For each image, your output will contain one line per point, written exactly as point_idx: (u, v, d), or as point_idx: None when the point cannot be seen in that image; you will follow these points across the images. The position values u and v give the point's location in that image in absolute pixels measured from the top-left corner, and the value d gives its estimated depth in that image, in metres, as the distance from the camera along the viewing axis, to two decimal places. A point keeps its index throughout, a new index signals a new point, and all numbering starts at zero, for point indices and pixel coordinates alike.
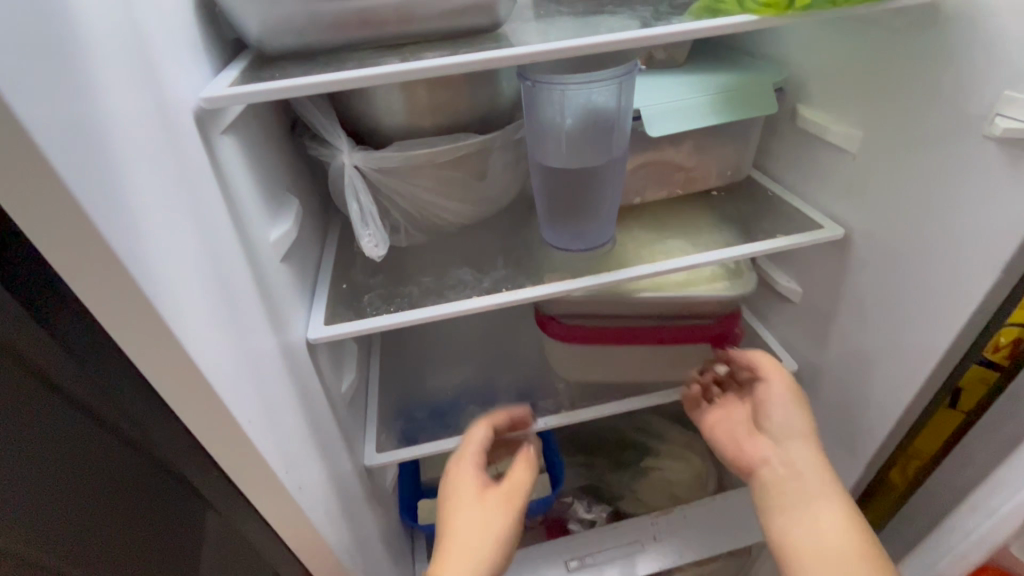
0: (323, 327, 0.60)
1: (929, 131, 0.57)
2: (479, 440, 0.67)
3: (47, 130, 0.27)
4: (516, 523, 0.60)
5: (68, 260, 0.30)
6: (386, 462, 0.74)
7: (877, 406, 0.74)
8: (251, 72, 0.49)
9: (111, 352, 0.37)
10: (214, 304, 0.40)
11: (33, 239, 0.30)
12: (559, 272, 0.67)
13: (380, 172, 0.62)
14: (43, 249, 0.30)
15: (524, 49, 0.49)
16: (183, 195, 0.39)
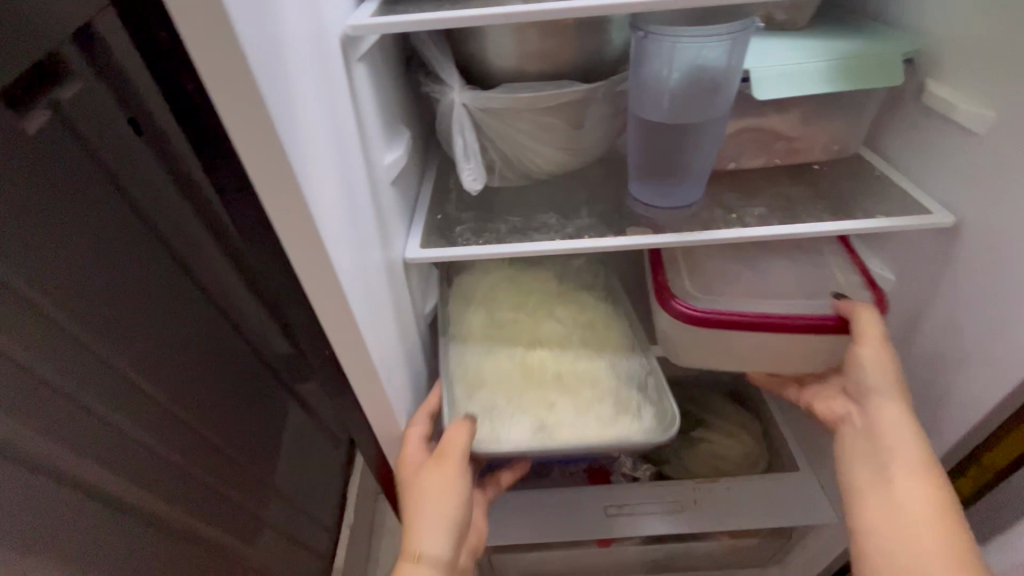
0: (419, 250, 0.67)
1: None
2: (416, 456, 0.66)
3: (249, 40, 0.33)
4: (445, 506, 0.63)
5: (247, 151, 0.37)
6: None
7: (956, 408, 0.71)
8: (388, 6, 0.54)
9: None
10: (343, 208, 0.47)
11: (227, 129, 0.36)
12: (641, 227, 0.69)
13: (484, 113, 0.66)
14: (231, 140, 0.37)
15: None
16: (328, 110, 0.45)
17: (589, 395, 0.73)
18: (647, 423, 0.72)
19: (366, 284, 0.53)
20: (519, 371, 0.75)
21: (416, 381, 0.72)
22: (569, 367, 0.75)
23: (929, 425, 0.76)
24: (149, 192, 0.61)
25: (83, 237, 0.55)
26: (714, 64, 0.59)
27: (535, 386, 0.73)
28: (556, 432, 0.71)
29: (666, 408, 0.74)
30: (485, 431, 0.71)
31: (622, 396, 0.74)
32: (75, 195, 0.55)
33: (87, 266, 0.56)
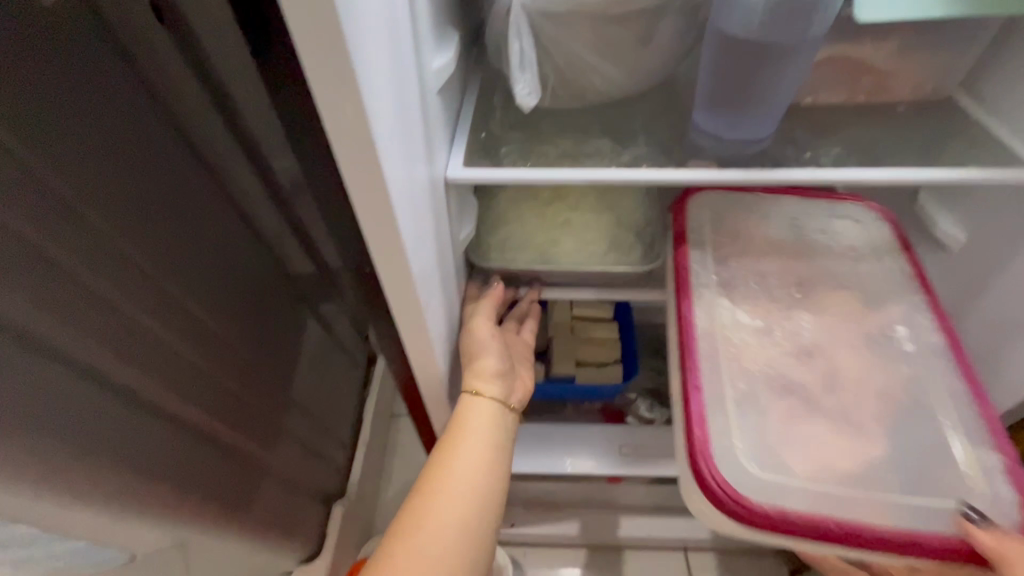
0: (461, 169, 0.62)
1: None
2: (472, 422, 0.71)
3: None
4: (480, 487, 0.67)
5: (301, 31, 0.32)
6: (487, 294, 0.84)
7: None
8: None
9: None
10: (395, 109, 0.43)
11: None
12: (702, 160, 0.64)
13: (545, 17, 0.59)
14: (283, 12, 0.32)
15: None
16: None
17: (589, 233, 0.82)
18: (636, 257, 0.81)
19: (415, 202, 0.49)
20: (532, 217, 0.84)
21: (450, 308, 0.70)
22: (573, 211, 0.85)
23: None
24: (207, 129, 0.59)
25: (136, 194, 0.51)
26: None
27: (544, 227, 0.83)
28: (556, 256, 0.81)
29: (658, 251, 0.83)
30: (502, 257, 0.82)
31: (620, 236, 0.83)
32: (144, 140, 0.52)
33: (149, 223, 0.52)
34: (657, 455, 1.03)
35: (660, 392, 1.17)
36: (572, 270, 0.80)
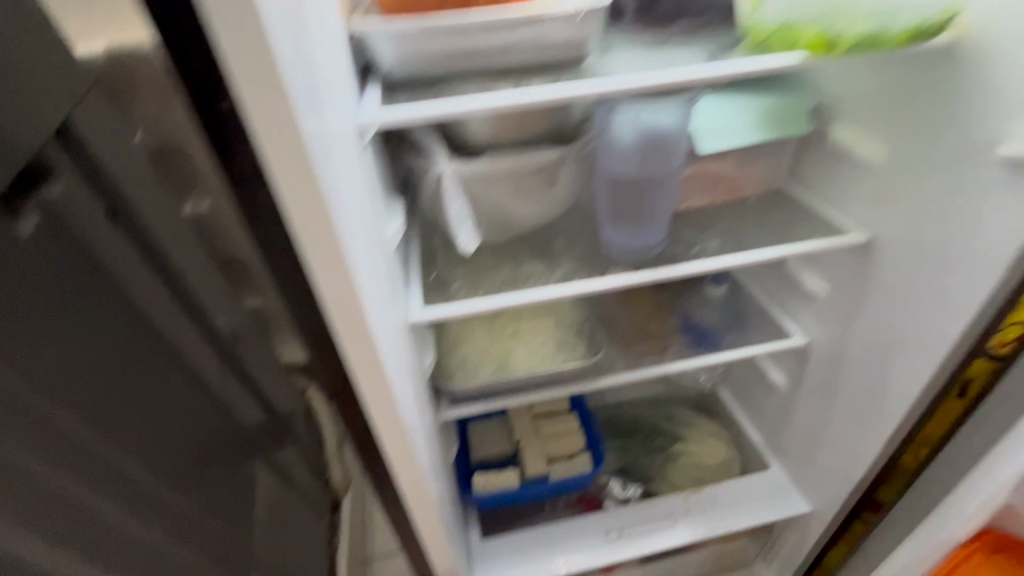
0: (422, 310, 0.71)
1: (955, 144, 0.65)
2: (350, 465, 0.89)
3: (314, 145, 0.37)
4: None
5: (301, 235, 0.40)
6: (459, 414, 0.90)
7: (900, 390, 0.81)
8: (387, 98, 0.60)
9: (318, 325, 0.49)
10: (375, 287, 0.52)
11: (295, 235, 0.40)
12: (618, 267, 0.78)
13: (473, 179, 0.72)
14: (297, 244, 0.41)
15: (607, 85, 0.59)
16: (356, 197, 0.49)
17: (538, 341, 0.93)
18: (581, 351, 0.93)
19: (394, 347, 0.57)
20: (486, 332, 0.93)
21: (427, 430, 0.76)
22: (521, 321, 0.95)
23: (885, 413, 0.85)
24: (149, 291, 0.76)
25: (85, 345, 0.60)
26: (665, 126, 0.69)
27: (498, 340, 0.92)
28: (514, 367, 0.90)
29: (596, 341, 0.95)
30: (468, 371, 0.89)
31: (566, 337, 0.94)
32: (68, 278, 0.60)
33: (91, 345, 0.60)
34: (643, 531, 1.07)
35: (631, 469, 1.23)
36: (532, 375, 0.89)
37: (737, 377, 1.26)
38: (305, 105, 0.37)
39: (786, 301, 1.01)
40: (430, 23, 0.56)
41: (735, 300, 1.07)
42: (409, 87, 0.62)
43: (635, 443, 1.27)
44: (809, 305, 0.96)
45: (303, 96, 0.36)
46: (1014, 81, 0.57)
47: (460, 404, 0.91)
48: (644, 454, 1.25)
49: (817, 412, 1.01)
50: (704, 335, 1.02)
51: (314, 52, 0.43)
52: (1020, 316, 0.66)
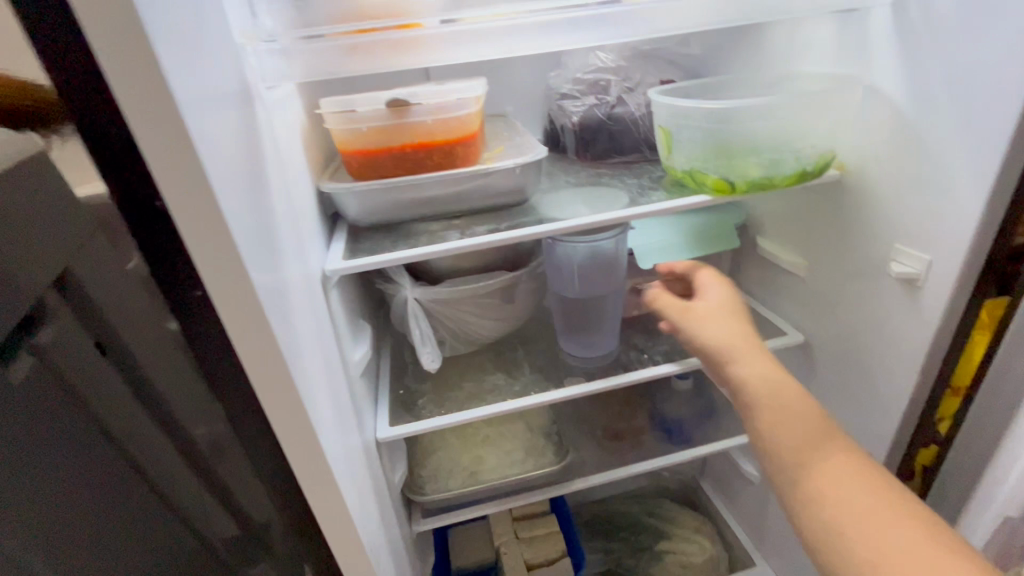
0: (388, 428, 0.75)
1: (861, 259, 0.73)
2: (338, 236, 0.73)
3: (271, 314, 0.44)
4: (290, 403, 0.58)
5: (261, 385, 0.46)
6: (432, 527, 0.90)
7: None
8: (352, 243, 0.68)
9: None
10: (334, 421, 0.57)
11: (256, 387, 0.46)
12: (575, 375, 0.84)
13: (434, 302, 0.79)
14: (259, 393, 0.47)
15: (545, 224, 0.68)
16: (314, 342, 0.55)
17: (508, 447, 0.95)
18: (550, 456, 0.95)
19: (354, 474, 0.61)
20: (457, 440, 0.96)
21: (396, 547, 0.77)
22: (492, 428, 0.98)
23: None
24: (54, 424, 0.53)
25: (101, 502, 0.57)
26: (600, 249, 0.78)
27: (469, 448, 0.95)
28: (485, 475, 0.92)
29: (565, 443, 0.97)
30: (439, 482, 0.90)
31: (535, 442, 0.97)
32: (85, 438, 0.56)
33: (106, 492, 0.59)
34: None
35: (616, 573, 1.20)
36: (502, 483, 0.90)
37: (716, 469, 1.27)
38: (265, 282, 0.44)
39: None
40: (387, 183, 0.66)
41: (702, 393, 1.11)
42: (373, 231, 0.71)
43: (618, 545, 1.24)
44: None
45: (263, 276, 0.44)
46: (891, 209, 0.67)
47: (433, 516, 0.92)
48: (629, 555, 1.22)
49: None
50: (672, 430, 1.05)
51: (277, 227, 0.51)
52: (947, 407, 0.72)
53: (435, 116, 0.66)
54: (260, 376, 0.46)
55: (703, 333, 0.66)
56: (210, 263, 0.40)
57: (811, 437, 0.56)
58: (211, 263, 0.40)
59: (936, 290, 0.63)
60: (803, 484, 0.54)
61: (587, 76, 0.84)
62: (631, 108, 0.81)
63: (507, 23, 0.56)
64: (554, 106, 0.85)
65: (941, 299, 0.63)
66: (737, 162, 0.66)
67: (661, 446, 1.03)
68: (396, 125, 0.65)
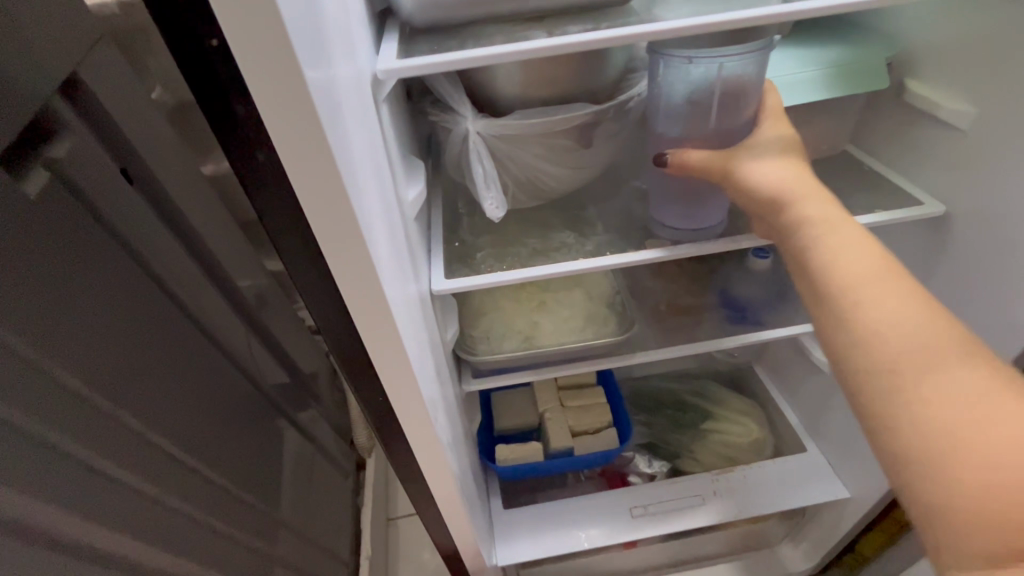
0: (444, 281, 0.67)
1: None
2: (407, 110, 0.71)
3: (319, 94, 0.32)
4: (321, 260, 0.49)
5: (309, 199, 0.36)
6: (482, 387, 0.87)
7: None
8: (406, 44, 0.54)
9: (329, 306, 0.45)
10: (391, 260, 0.48)
11: (303, 203, 0.36)
12: (656, 239, 0.72)
13: (499, 138, 0.66)
14: (306, 212, 0.37)
15: (661, 24, 0.51)
16: (367, 161, 0.43)
17: (566, 315, 0.88)
18: (612, 327, 0.88)
19: (412, 322, 0.53)
20: (510, 303, 0.89)
21: (449, 403, 0.73)
22: (549, 293, 0.90)
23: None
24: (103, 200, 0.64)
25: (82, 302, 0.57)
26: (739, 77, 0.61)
27: (525, 312, 0.88)
28: (542, 341, 0.86)
29: (629, 314, 0.89)
30: (492, 344, 0.86)
31: (595, 312, 0.89)
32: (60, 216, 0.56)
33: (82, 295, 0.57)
34: (668, 510, 1.05)
35: (658, 445, 1.20)
36: (561, 349, 0.84)
37: (774, 355, 1.20)
38: (309, 44, 0.32)
39: None
40: None
41: (781, 273, 0.99)
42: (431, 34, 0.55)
43: (661, 420, 1.23)
44: None
45: (306, 32, 0.31)
46: None
47: (485, 376, 0.88)
48: (671, 430, 1.21)
49: None
50: (745, 310, 0.96)
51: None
52: None
53: None
54: (305, 186, 0.35)
55: (783, 189, 0.57)
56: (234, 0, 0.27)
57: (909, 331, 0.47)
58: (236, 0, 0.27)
59: None
60: (906, 384, 0.46)
61: None
62: None
63: None
64: None
65: None
66: None
67: (731, 326, 0.94)
68: None
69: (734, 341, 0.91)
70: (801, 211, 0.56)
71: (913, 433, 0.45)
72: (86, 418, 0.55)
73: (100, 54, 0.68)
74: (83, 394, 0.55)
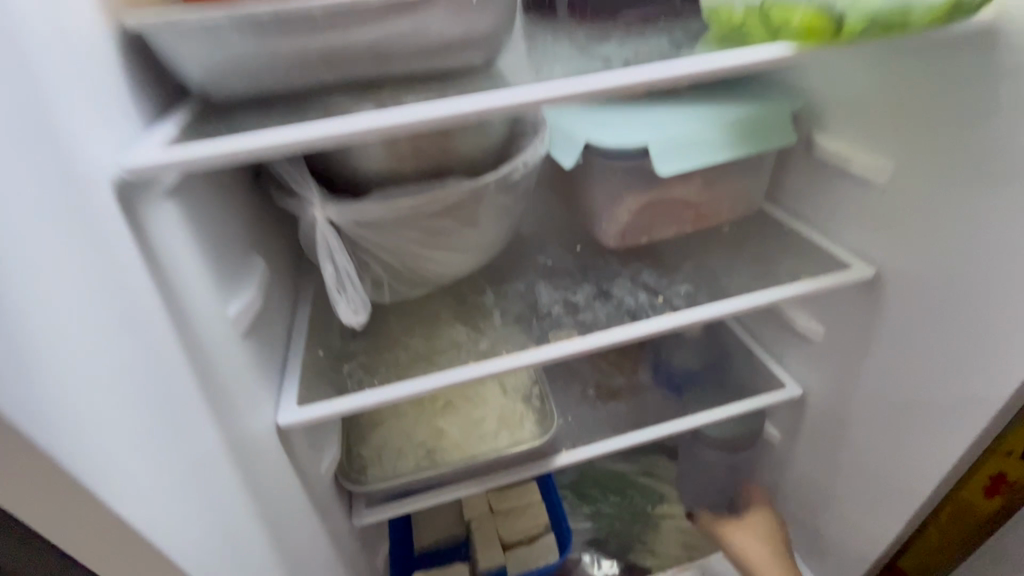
0: (296, 409, 0.52)
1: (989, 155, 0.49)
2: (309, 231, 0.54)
3: None
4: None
5: None
6: (378, 518, 0.70)
7: (933, 463, 0.64)
8: (196, 128, 0.41)
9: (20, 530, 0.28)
10: (151, 428, 0.32)
11: None
12: (564, 328, 0.60)
13: (357, 225, 0.54)
14: None
15: (520, 96, 0.41)
16: (72, 305, 0.28)
17: (474, 419, 0.74)
18: (528, 429, 0.73)
19: (209, 519, 0.36)
20: (411, 408, 0.75)
21: (316, 564, 0.56)
22: (455, 391, 0.76)
23: (906, 483, 0.68)
24: None
25: None
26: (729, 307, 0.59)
27: (426, 418, 0.74)
28: (446, 455, 0.71)
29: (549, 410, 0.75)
30: (385, 464, 0.70)
31: (508, 411, 0.75)
32: None
33: None
34: None
35: (607, 540, 1.05)
36: (467, 464, 0.69)
37: None
38: None
39: (774, 341, 0.85)
40: (241, 12, 0.37)
41: (715, 341, 0.91)
42: (234, 111, 0.43)
43: (609, 509, 1.08)
44: (803, 349, 0.80)
45: None
46: None
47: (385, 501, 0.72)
48: (619, 520, 1.07)
49: (819, 473, 0.84)
50: (681, 387, 0.86)
51: None
52: None
53: None
54: None
55: None
56: None
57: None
58: None
59: None
60: None
61: None
62: None
63: None
64: None
65: None
66: None
67: (668, 406, 0.83)
68: None
69: (677, 425, 0.78)
70: None
71: None
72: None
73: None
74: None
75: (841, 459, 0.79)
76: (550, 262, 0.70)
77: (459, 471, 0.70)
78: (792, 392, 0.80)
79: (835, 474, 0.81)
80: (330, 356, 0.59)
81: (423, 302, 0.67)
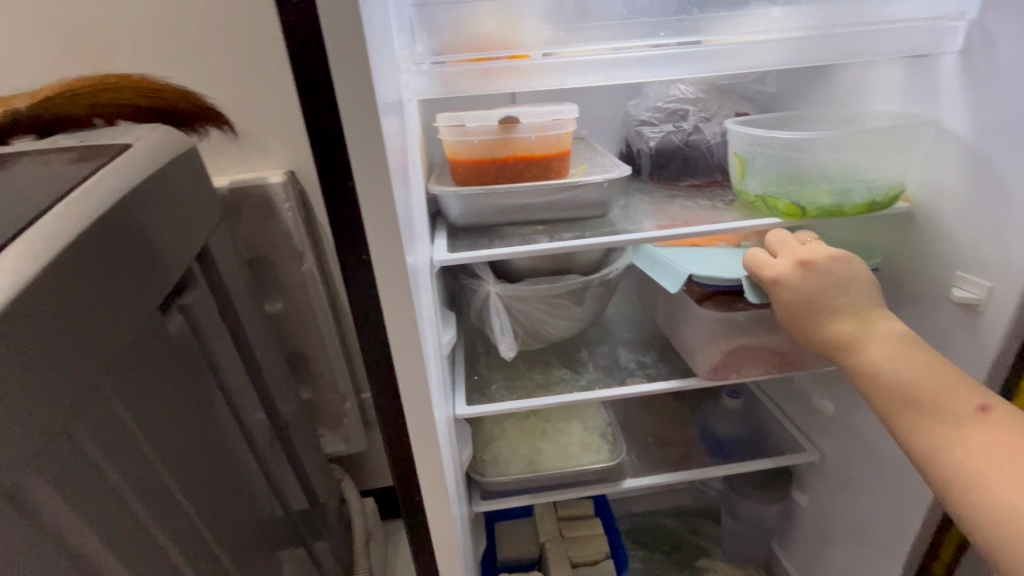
0: (466, 407, 0.83)
1: (916, 288, 0.77)
2: (483, 299, 0.89)
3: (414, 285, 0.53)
4: (438, 465, 0.62)
5: (397, 345, 0.54)
6: (491, 508, 0.97)
7: (918, 509, 0.84)
8: (452, 241, 0.78)
9: (391, 420, 0.60)
10: (438, 386, 0.66)
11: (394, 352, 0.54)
12: (637, 377, 0.90)
13: (513, 297, 0.88)
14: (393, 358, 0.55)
15: (626, 236, 0.75)
16: (429, 322, 0.62)
17: (564, 444, 1.02)
18: (603, 454, 1.00)
19: (445, 445, 0.67)
20: (517, 432, 1.04)
21: (461, 517, 0.83)
22: (550, 423, 1.05)
23: (901, 528, 0.88)
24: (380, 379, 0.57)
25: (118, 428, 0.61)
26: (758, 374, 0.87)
27: (528, 440, 1.02)
28: (543, 465, 0.99)
29: (618, 445, 1.02)
30: (499, 466, 0.98)
31: (588, 441, 1.03)
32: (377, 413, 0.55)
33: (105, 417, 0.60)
34: None
35: None
36: (559, 472, 0.96)
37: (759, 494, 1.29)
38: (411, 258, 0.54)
39: (800, 417, 1.09)
40: (490, 190, 0.75)
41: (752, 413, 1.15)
42: (468, 232, 0.80)
43: (659, 556, 1.26)
44: (821, 422, 1.03)
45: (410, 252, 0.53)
46: (957, 242, 0.70)
47: (495, 498, 0.99)
48: (668, 567, 1.24)
49: (839, 528, 1.03)
50: (722, 445, 1.09)
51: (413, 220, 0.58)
52: None
53: (538, 133, 0.75)
54: (397, 340, 0.53)
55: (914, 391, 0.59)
56: (384, 243, 0.48)
57: (976, 452, 0.53)
58: (385, 243, 0.48)
59: (995, 316, 0.67)
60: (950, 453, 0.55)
61: (667, 106, 0.93)
62: (707, 136, 0.89)
63: (617, 56, 0.64)
64: (633, 130, 0.95)
65: (1003, 322, 0.66)
66: (808, 188, 0.71)
67: (711, 458, 1.07)
68: (502, 139, 0.75)
69: (718, 469, 1.02)
70: (886, 377, 0.61)
71: (921, 441, 0.57)
72: (161, 498, 0.66)
73: (220, 232, 0.93)
74: (165, 475, 0.68)
75: (856, 515, 0.98)
76: (628, 335, 1.00)
77: (552, 477, 0.97)
78: (811, 456, 1.03)
79: (851, 529, 1.00)
80: (481, 380, 0.91)
81: (539, 353, 0.99)
